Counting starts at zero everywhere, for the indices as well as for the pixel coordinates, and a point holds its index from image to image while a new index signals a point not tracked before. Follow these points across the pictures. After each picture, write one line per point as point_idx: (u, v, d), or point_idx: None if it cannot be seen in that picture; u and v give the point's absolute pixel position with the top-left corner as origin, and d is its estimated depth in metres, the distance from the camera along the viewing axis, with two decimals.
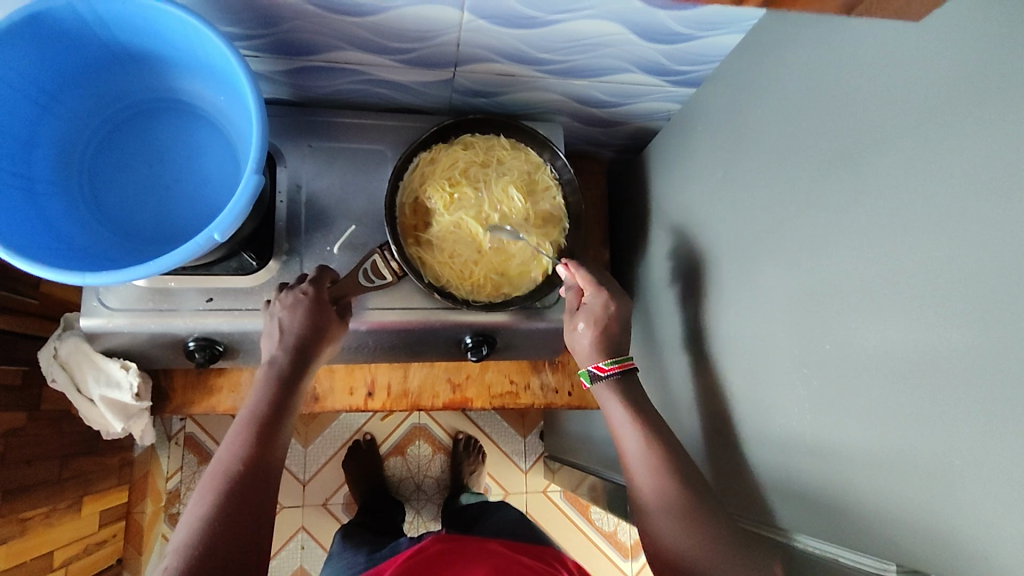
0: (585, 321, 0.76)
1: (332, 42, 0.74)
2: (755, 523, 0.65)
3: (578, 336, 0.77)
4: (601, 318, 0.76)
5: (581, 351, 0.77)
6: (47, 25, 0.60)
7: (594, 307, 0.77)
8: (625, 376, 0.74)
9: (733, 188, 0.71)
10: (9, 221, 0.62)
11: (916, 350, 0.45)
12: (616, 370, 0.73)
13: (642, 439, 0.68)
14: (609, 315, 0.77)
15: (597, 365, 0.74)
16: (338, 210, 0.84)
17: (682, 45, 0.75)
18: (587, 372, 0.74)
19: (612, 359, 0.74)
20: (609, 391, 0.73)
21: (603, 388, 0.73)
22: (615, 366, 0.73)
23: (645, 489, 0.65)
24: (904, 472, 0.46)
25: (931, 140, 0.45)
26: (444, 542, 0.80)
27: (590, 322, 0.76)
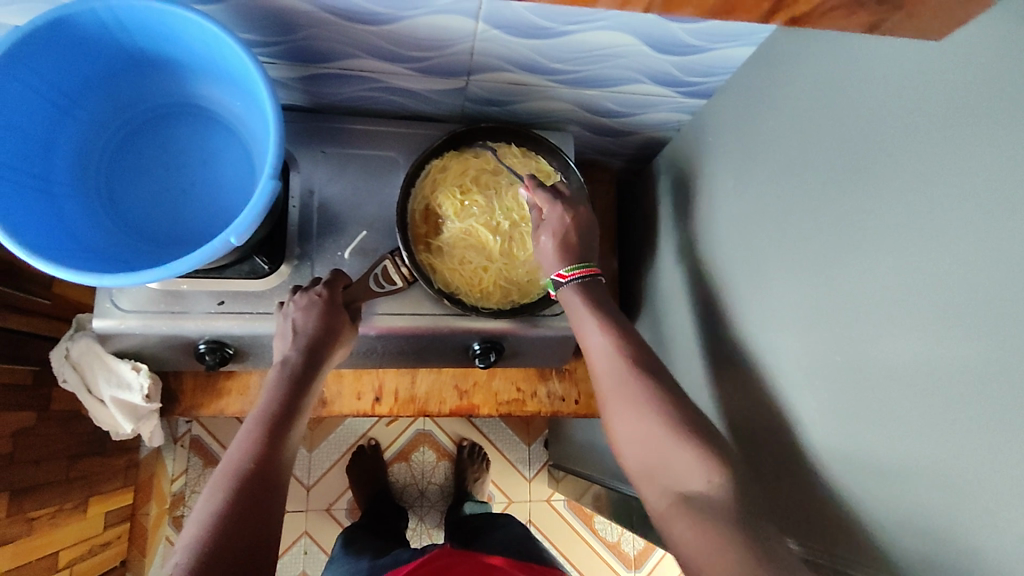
0: (546, 233, 0.75)
1: (347, 50, 0.75)
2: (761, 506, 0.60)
3: (542, 250, 0.76)
4: (560, 230, 0.75)
5: (545, 261, 0.76)
6: (70, 30, 0.61)
7: (551, 220, 0.76)
8: (591, 282, 0.74)
9: (743, 199, 0.71)
10: (29, 223, 0.63)
11: (926, 363, 0.46)
12: (578, 276, 0.74)
13: (629, 383, 0.65)
14: (567, 226, 0.75)
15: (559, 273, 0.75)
16: (349, 216, 0.85)
17: (694, 57, 0.76)
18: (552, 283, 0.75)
19: (574, 265, 0.74)
20: (574, 294, 0.73)
21: (568, 294, 0.73)
22: (577, 272, 0.74)
23: (631, 433, 0.62)
24: (917, 485, 0.46)
25: (942, 155, 0.46)
26: (449, 556, 0.79)
27: (551, 236, 0.75)
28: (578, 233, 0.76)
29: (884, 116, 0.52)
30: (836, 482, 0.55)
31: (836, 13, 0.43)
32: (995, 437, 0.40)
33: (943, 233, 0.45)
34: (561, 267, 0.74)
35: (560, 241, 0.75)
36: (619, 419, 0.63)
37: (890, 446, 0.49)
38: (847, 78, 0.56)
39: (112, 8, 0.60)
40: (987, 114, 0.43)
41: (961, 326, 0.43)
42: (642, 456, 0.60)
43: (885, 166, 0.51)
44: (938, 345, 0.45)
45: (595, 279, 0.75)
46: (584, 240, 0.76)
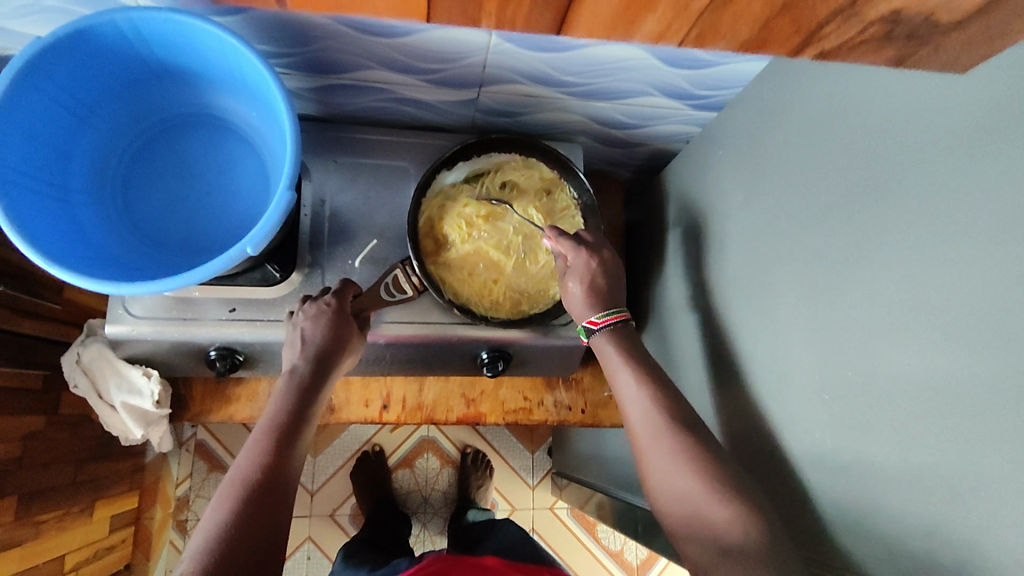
0: (573, 279, 0.76)
1: (361, 61, 0.76)
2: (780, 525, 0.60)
3: (570, 297, 0.77)
4: (588, 275, 0.76)
5: (574, 308, 0.77)
6: (89, 42, 0.62)
7: (578, 265, 0.77)
8: (621, 327, 0.75)
9: (750, 212, 0.71)
10: (47, 231, 0.63)
11: (931, 382, 0.46)
12: (607, 322, 0.75)
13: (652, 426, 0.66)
14: (594, 271, 0.76)
15: (590, 319, 0.76)
16: (360, 225, 0.85)
17: (704, 71, 0.76)
18: (582, 328, 0.77)
19: (603, 312, 0.76)
20: (606, 340, 0.74)
21: (599, 340, 0.75)
22: (608, 318, 0.75)
23: (661, 479, 0.63)
24: (921, 502, 0.46)
25: (949, 177, 0.46)
26: (443, 560, 0.79)
27: (578, 282, 0.76)
28: (601, 271, 0.77)
29: (892, 136, 0.52)
30: (840, 499, 0.55)
31: (864, 49, 0.45)
32: (1001, 460, 0.40)
33: (950, 254, 0.45)
34: (592, 314, 0.75)
35: (588, 288, 0.76)
36: (656, 466, 0.64)
37: (895, 465, 0.49)
38: (856, 96, 0.56)
39: (133, 21, 0.61)
40: (994, 137, 0.43)
41: (967, 347, 0.43)
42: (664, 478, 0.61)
43: (893, 185, 0.51)
44: (944, 365, 0.45)
45: (625, 323, 0.76)
46: (602, 273, 0.77)
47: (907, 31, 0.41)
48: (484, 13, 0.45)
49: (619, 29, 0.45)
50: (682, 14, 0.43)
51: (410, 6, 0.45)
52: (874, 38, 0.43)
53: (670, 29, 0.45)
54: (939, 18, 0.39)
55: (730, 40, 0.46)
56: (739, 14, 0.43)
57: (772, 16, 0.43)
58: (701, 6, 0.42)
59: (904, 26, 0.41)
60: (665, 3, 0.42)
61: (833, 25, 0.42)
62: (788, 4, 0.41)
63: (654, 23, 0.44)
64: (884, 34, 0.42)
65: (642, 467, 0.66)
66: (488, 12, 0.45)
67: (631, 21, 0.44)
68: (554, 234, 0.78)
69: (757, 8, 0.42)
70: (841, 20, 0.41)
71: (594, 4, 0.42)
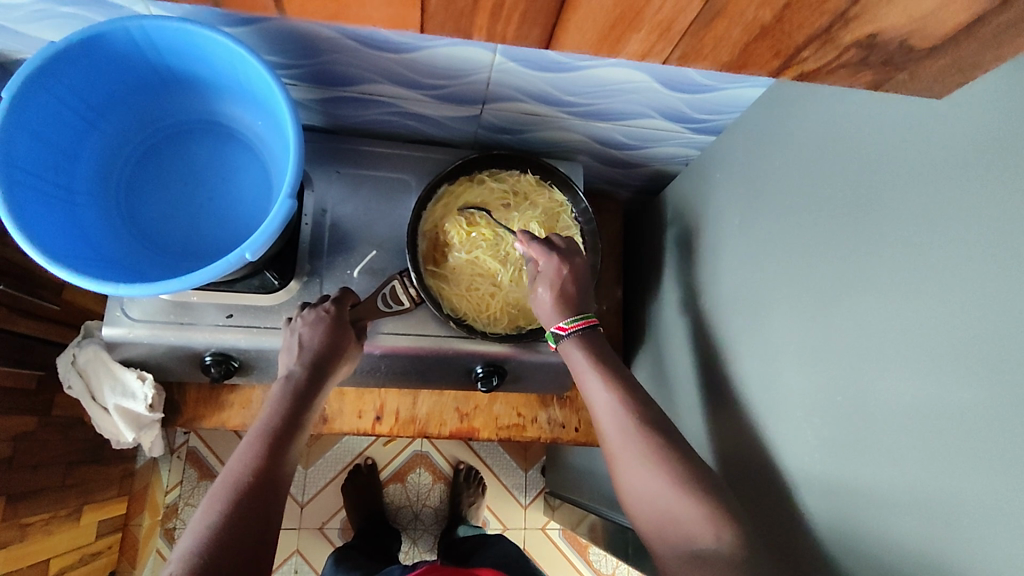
0: (543, 285, 0.75)
1: (368, 76, 0.77)
2: (781, 542, 0.60)
3: (539, 302, 0.76)
4: (557, 283, 0.75)
5: (543, 313, 0.77)
6: (101, 48, 0.63)
7: (548, 272, 0.76)
8: (586, 333, 0.75)
9: (746, 235, 0.72)
10: (49, 230, 0.64)
11: (920, 406, 0.46)
12: (574, 329, 0.74)
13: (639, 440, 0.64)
14: (564, 278, 0.76)
15: (558, 325, 0.75)
16: (360, 235, 0.86)
17: (703, 95, 0.78)
18: (551, 334, 0.76)
19: (572, 317, 0.75)
20: (573, 345, 0.74)
21: (566, 344, 0.74)
22: (577, 323, 0.75)
23: (645, 495, 0.61)
24: (910, 522, 0.46)
25: (936, 202, 0.47)
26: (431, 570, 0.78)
27: (547, 288, 0.76)
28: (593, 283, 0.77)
29: (881, 160, 0.53)
30: (829, 522, 0.55)
31: (842, 73, 0.47)
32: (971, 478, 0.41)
33: (936, 279, 0.46)
34: (561, 321, 0.75)
35: (572, 288, 0.76)
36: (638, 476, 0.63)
37: (884, 489, 0.49)
38: (847, 122, 0.58)
39: (145, 28, 0.62)
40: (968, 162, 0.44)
41: (953, 369, 0.44)
42: (652, 493, 0.60)
43: (883, 210, 0.52)
44: (932, 388, 0.45)
45: (593, 329, 0.75)
46: (583, 286, 0.78)
47: (882, 57, 0.43)
48: (476, 26, 0.46)
49: (606, 49, 0.46)
50: (664, 36, 0.44)
51: (405, 19, 0.46)
52: (851, 63, 0.45)
53: (655, 49, 0.46)
54: (912, 44, 0.42)
55: (711, 62, 0.47)
56: (718, 37, 0.44)
57: (750, 42, 0.44)
58: (683, 27, 0.43)
59: (878, 52, 0.43)
60: (648, 23, 0.43)
61: (811, 49, 0.44)
62: (766, 28, 0.42)
63: (637, 44, 0.45)
64: (860, 60, 0.44)
65: (615, 480, 0.65)
66: (479, 26, 0.45)
67: (616, 41, 0.45)
68: (523, 239, 0.77)
69: (736, 33, 0.43)
70: (816, 45, 0.43)
71: (580, 24, 0.44)
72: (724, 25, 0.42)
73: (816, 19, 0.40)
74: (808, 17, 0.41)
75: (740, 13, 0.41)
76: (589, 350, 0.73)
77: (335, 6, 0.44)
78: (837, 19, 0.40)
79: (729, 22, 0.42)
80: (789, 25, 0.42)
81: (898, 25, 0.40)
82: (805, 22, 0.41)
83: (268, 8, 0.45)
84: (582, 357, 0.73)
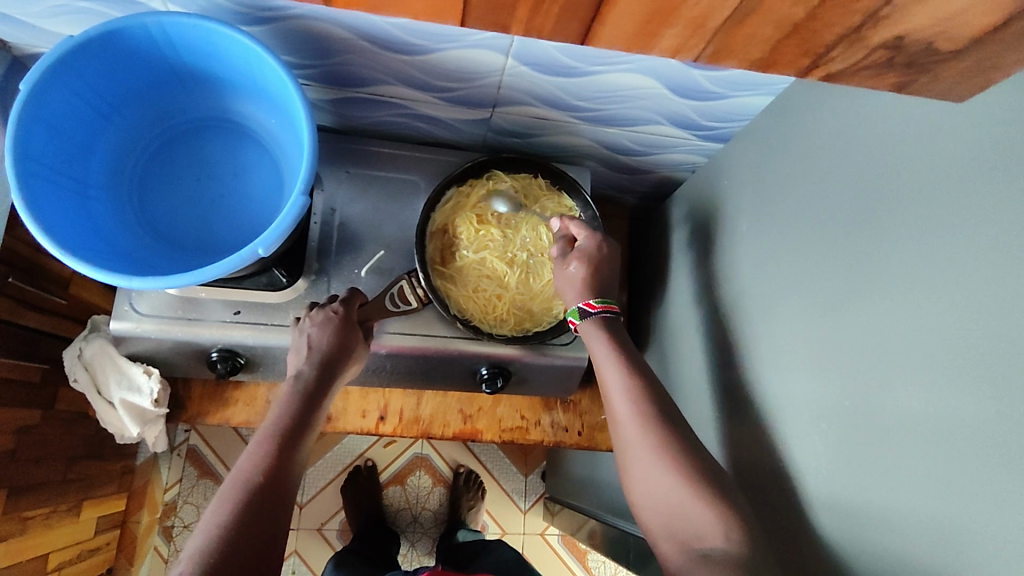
0: (580, 259, 0.77)
1: (382, 77, 0.78)
2: (792, 545, 0.61)
3: (569, 277, 0.77)
4: (595, 258, 0.78)
5: (571, 291, 0.77)
6: (120, 42, 0.64)
7: (589, 247, 0.79)
8: (610, 318, 0.75)
9: (755, 242, 0.72)
10: (62, 221, 0.65)
11: (932, 409, 0.46)
12: (604, 309, 0.75)
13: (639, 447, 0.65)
14: (600, 256, 0.78)
15: (587, 302, 0.75)
16: (368, 235, 0.87)
17: (713, 102, 0.79)
18: (576, 310, 0.76)
19: (600, 298, 0.76)
20: (597, 328, 0.74)
21: (591, 326, 0.74)
22: (605, 305, 0.75)
23: (654, 498, 0.61)
24: (920, 526, 0.47)
25: (949, 208, 0.47)
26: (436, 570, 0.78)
27: (584, 263, 0.77)
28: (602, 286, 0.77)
29: (892, 166, 0.54)
30: (840, 526, 0.55)
31: (867, 74, 0.47)
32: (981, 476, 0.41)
33: (948, 283, 0.46)
34: (591, 298, 0.76)
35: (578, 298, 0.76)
36: (646, 480, 0.63)
37: (897, 492, 0.49)
38: (857, 132, 0.58)
39: (163, 25, 0.63)
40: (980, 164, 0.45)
41: (966, 371, 0.44)
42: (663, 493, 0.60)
43: (896, 216, 0.52)
44: (944, 391, 0.45)
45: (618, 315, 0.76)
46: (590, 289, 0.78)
47: (906, 58, 0.44)
48: (514, 20, 0.47)
49: (639, 43, 0.47)
50: (698, 32, 0.45)
51: (445, 11, 0.47)
52: (877, 64, 0.45)
53: (687, 44, 0.46)
54: (938, 46, 0.42)
55: (740, 59, 0.48)
56: (749, 35, 0.44)
57: (780, 40, 0.44)
58: (716, 24, 0.43)
59: (904, 54, 0.44)
60: (682, 18, 0.43)
61: (839, 48, 0.44)
62: (797, 26, 0.43)
63: (670, 39, 0.46)
64: (885, 61, 0.45)
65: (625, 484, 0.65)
66: (518, 19, 0.47)
67: (649, 35, 0.46)
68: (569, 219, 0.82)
69: (767, 30, 0.43)
70: (846, 44, 0.44)
71: (616, 18, 0.44)
72: (757, 22, 0.43)
73: (848, 17, 0.41)
74: (839, 16, 0.41)
75: (773, 10, 0.41)
76: (616, 345, 0.72)
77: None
78: (867, 19, 0.41)
79: (760, 20, 0.43)
80: (819, 24, 0.42)
81: (925, 26, 0.40)
82: (836, 21, 0.42)
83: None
84: (608, 350, 0.72)
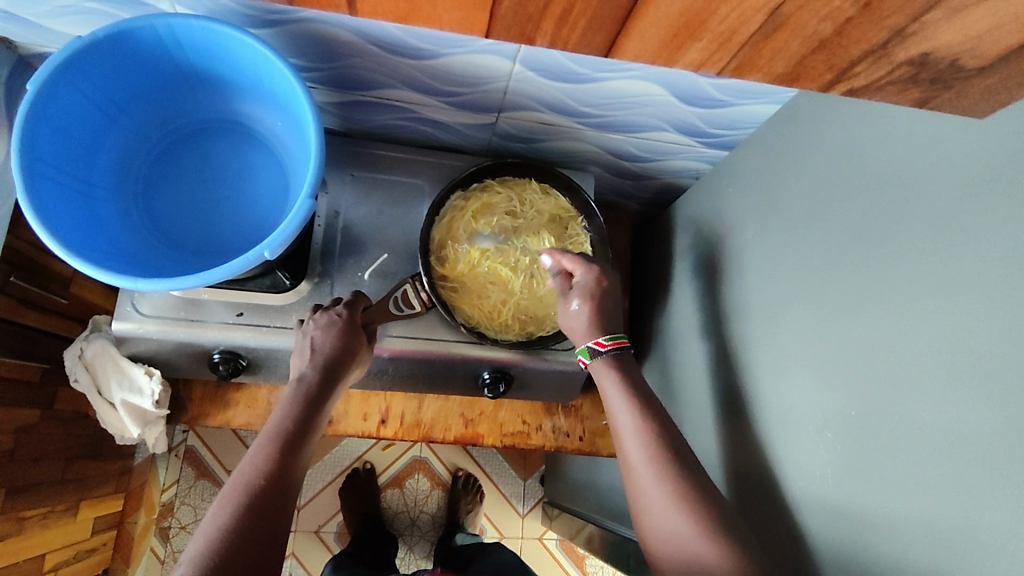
0: (581, 296, 0.76)
1: (387, 80, 0.78)
2: (794, 554, 0.60)
3: (573, 315, 0.76)
4: (594, 293, 0.77)
5: (577, 329, 0.76)
6: (128, 42, 0.64)
7: (587, 283, 0.77)
8: (620, 354, 0.75)
9: (759, 250, 0.72)
10: (68, 222, 0.64)
11: (936, 420, 0.46)
12: (613, 346, 0.75)
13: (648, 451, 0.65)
14: (602, 291, 0.77)
15: (598, 340, 0.75)
16: (372, 238, 0.86)
17: (719, 110, 0.79)
18: (587, 348, 0.75)
19: (608, 335, 0.75)
20: (608, 365, 0.74)
21: (600, 363, 0.74)
22: (615, 341, 0.75)
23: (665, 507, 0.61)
24: (923, 537, 0.46)
25: (958, 222, 0.47)
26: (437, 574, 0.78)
27: (585, 300, 0.76)
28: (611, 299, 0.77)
29: (900, 177, 0.54)
30: (842, 536, 0.54)
31: (891, 89, 0.47)
32: (991, 491, 0.41)
33: (955, 295, 0.46)
34: (598, 335, 0.75)
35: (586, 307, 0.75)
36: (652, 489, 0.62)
37: (898, 503, 0.49)
38: (864, 141, 0.58)
39: (171, 26, 0.63)
40: (995, 180, 0.45)
41: (973, 384, 0.44)
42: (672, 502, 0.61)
43: (901, 227, 0.52)
44: (948, 402, 0.45)
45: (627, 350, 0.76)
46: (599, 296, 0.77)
47: (932, 75, 0.44)
48: (541, 32, 0.47)
49: (664, 55, 0.47)
50: (724, 45, 0.45)
51: (472, 22, 0.47)
52: (901, 80, 0.46)
53: (712, 58, 0.47)
54: (964, 63, 0.42)
55: (764, 73, 0.48)
56: (775, 49, 0.44)
57: (807, 54, 0.44)
58: (744, 38, 0.44)
59: (930, 70, 0.44)
60: (710, 32, 0.44)
61: (864, 64, 0.45)
62: (824, 42, 0.43)
63: (696, 52, 0.46)
64: (910, 77, 0.45)
65: (631, 494, 0.66)
66: (545, 32, 0.47)
67: (676, 48, 0.46)
68: (557, 252, 0.79)
69: (795, 45, 0.44)
70: (871, 60, 0.44)
71: (644, 30, 0.45)
72: (785, 36, 0.43)
73: (875, 34, 0.41)
74: (867, 32, 0.41)
75: (801, 25, 0.41)
76: (626, 385, 0.72)
77: (408, 6, 0.46)
78: (894, 35, 0.41)
79: (789, 34, 0.43)
80: (846, 40, 0.42)
81: (953, 43, 0.41)
82: (862, 36, 0.42)
83: (340, 6, 0.48)
84: (618, 394, 0.71)
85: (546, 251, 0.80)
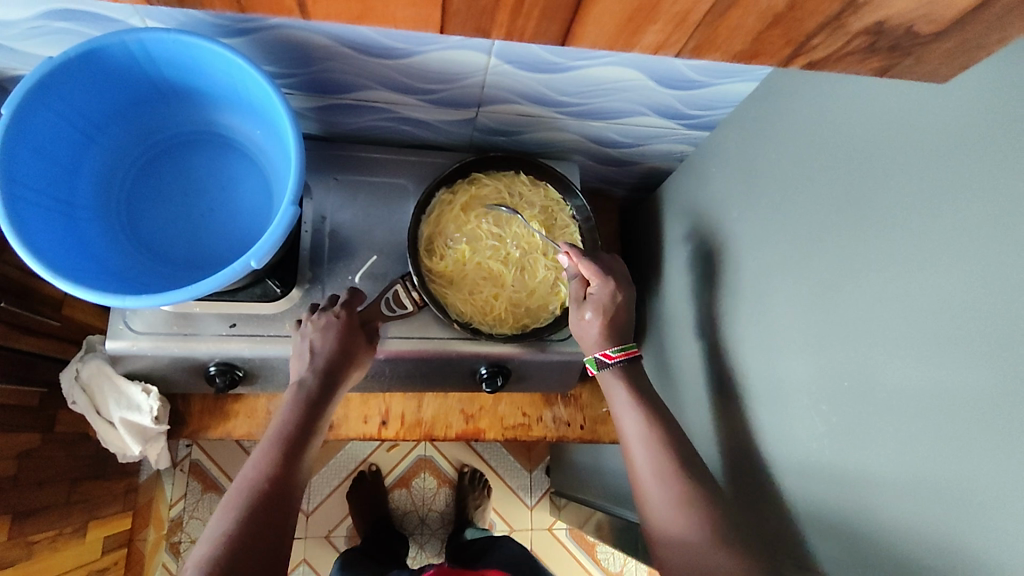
0: (591, 309, 0.76)
1: (365, 82, 0.78)
2: (793, 526, 0.61)
3: (585, 326, 0.77)
4: (607, 306, 0.76)
5: (588, 339, 0.77)
6: (99, 60, 0.63)
7: (599, 296, 0.77)
8: (629, 363, 0.75)
9: (745, 227, 0.73)
10: (52, 244, 0.64)
11: (927, 384, 0.47)
12: (622, 358, 0.74)
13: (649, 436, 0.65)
14: (616, 305, 0.77)
15: (604, 352, 0.75)
16: (360, 241, 0.86)
17: (696, 91, 0.79)
18: (593, 360, 0.76)
19: (618, 346, 0.75)
20: (615, 375, 0.74)
21: (609, 374, 0.74)
22: (622, 353, 0.75)
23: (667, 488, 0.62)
24: (919, 501, 0.47)
25: (935, 188, 0.47)
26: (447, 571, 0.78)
27: (595, 312, 0.76)
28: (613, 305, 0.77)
29: (878, 146, 0.54)
30: (839, 504, 0.55)
31: (851, 60, 0.47)
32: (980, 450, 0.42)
33: (937, 260, 0.46)
34: (608, 347, 0.75)
35: (605, 320, 0.76)
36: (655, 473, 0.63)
37: (893, 469, 0.50)
38: (841, 113, 0.58)
39: (142, 41, 0.63)
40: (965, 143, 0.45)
41: (959, 345, 0.44)
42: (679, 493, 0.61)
43: (883, 196, 0.52)
44: (937, 366, 0.46)
45: (635, 359, 0.75)
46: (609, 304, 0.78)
47: (889, 42, 0.44)
48: (497, 23, 0.47)
49: (622, 40, 0.47)
50: (680, 27, 0.45)
51: (428, 16, 0.47)
52: (860, 50, 0.46)
53: (670, 40, 0.47)
54: (919, 29, 0.43)
55: (723, 52, 0.48)
56: (732, 27, 0.45)
57: (763, 30, 0.45)
58: (698, 18, 0.44)
59: (887, 37, 0.44)
60: (665, 14, 0.43)
61: (821, 36, 0.45)
62: (779, 16, 0.43)
63: (654, 35, 0.46)
64: (868, 46, 0.45)
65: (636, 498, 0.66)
66: (499, 22, 0.46)
67: (633, 32, 0.46)
68: (574, 254, 0.79)
69: (750, 21, 0.44)
70: (827, 32, 0.44)
71: (599, 17, 0.45)
72: (739, 14, 0.43)
73: (828, 5, 0.41)
74: (820, 4, 0.41)
75: (754, 1, 0.42)
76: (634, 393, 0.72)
77: (361, 6, 0.46)
78: (847, 6, 0.41)
79: (744, 11, 0.43)
80: (801, 13, 0.42)
81: (906, 10, 0.41)
82: (816, 9, 0.42)
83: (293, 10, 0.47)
84: (625, 402, 0.72)
85: (563, 249, 0.80)
